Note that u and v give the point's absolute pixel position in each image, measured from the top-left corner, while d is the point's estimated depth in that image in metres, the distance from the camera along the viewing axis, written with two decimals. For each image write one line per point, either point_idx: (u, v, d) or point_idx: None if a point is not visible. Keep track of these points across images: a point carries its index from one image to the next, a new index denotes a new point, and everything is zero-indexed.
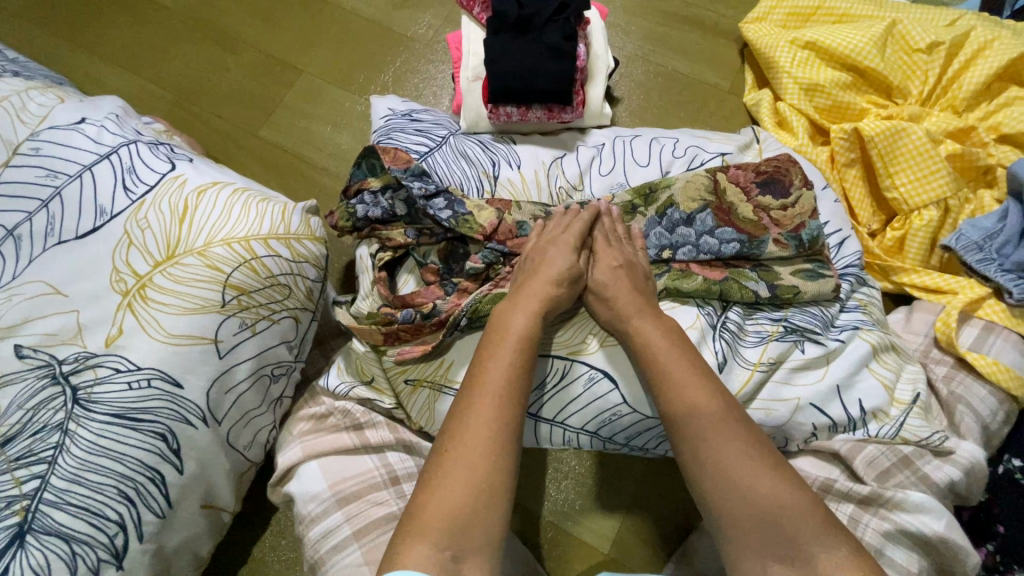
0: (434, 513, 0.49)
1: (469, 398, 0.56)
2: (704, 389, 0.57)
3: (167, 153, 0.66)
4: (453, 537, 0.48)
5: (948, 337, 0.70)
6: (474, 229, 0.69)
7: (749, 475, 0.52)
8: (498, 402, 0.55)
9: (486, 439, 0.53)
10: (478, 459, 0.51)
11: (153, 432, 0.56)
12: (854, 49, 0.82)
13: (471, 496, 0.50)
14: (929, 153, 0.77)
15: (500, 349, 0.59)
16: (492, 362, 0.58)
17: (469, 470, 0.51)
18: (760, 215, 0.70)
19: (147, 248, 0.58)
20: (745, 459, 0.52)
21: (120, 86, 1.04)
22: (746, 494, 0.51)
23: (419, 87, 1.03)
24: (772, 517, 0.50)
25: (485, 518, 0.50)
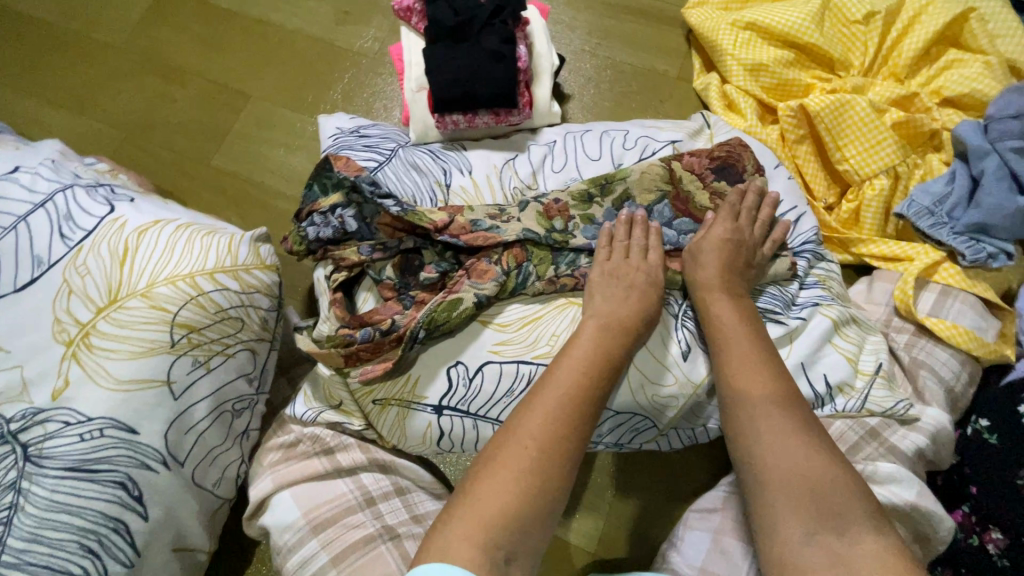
0: (493, 509, 0.49)
1: (537, 395, 0.56)
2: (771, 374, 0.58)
3: (106, 195, 0.64)
4: (508, 535, 0.48)
5: (907, 305, 0.71)
6: (423, 221, 0.69)
7: (803, 458, 0.52)
8: (565, 401, 0.56)
9: (551, 440, 0.53)
10: (545, 459, 0.52)
11: (112, 481, 0.55)
12: (793, 27, 0.83)
13: (527, 488, 0.50)
14: (874, 124, 0.78)
15: (574, 353, 0.60)
16: (565, 370, 0.58)
17: (530, 463, 0.51)
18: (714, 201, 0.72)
19: (88, 295, 0.57)
20: (800, 442, 0.53)
21: (66, 127, 1.02)
22: (799, 477, 0.51)
23: (369, 102, 1.02)
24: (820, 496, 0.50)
25: (541, 511, 0.50)
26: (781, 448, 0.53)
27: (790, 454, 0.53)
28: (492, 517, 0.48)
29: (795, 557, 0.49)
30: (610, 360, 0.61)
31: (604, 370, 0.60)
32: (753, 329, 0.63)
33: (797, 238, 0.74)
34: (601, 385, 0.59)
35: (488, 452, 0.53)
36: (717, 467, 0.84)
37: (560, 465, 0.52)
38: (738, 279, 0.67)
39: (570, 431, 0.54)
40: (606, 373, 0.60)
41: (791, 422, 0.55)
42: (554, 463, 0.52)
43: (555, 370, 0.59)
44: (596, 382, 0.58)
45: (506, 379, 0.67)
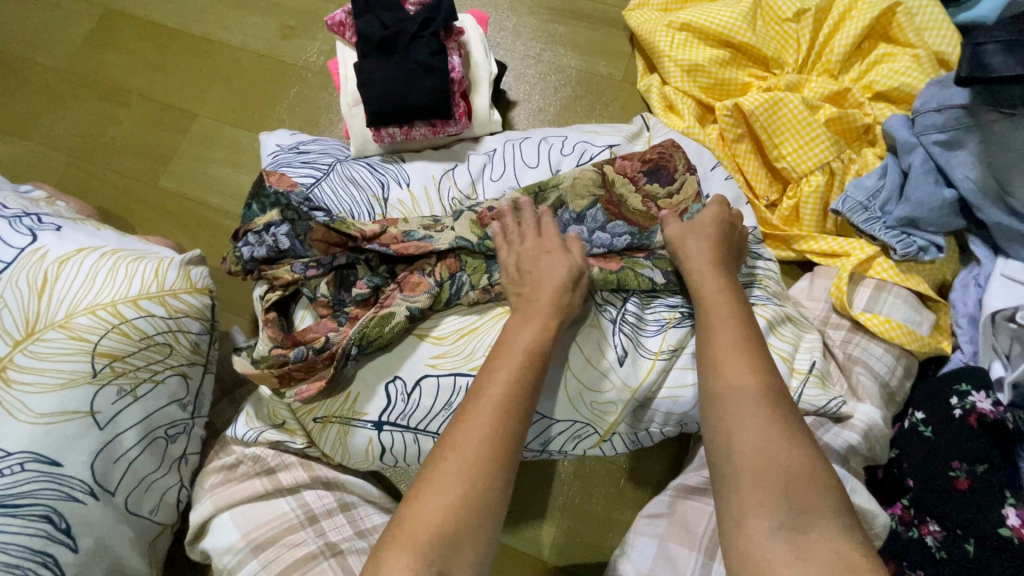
0: (424, 525, 0.49)
1: (470, 404, 0.56)
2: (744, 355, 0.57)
3: (29, 225, 0.64)
4: (440, 551, 0.48)
5: (842, 302, 0.71)
6: (349, 229, 0.69)
7: (775, 439, 0.50)
8: (496, 406, 0.55)
9: (481, 451, 0.52)
10: (477, 471, 0.51)
11: (36, 515, 0.55)
12: (726, 26, 0.83)
13: (459, 502, 0.50)
14: (807, 121, 0.78)
15: (506, 354, 0.59)
16: (498, 376, 0.57)
17: (460, 474, 0.51)
18: (647, 204, 0.72)
19: (5, 328, 0.56)
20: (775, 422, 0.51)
21: (10, 152, 1.02)
22: (776, 456, 0.49)
23: (315, 116, 1.02)
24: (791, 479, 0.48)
25: (476, 527, 0.50)
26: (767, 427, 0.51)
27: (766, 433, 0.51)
28: (423, 536, 0.48)
29: (768, 543, 0.46)
30: (540, 358, 0.60)
31: (534, 369, 0.59)
32: (735, 303, 0.62)
33: None
34: (531, 390, 0.58)
35: (426, 466, 0.53)
36: (671, 468, 0.84)
37: (494, 473, 0.52)
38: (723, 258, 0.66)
39: (503, 436, 0.54)
40: (534, 372, 0.59)
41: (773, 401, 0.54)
42: (484, 471, 0.51)
43: (491, 374, 0.58)
44: (529, 382, 0.58)
45: (443, 392, 0.67)
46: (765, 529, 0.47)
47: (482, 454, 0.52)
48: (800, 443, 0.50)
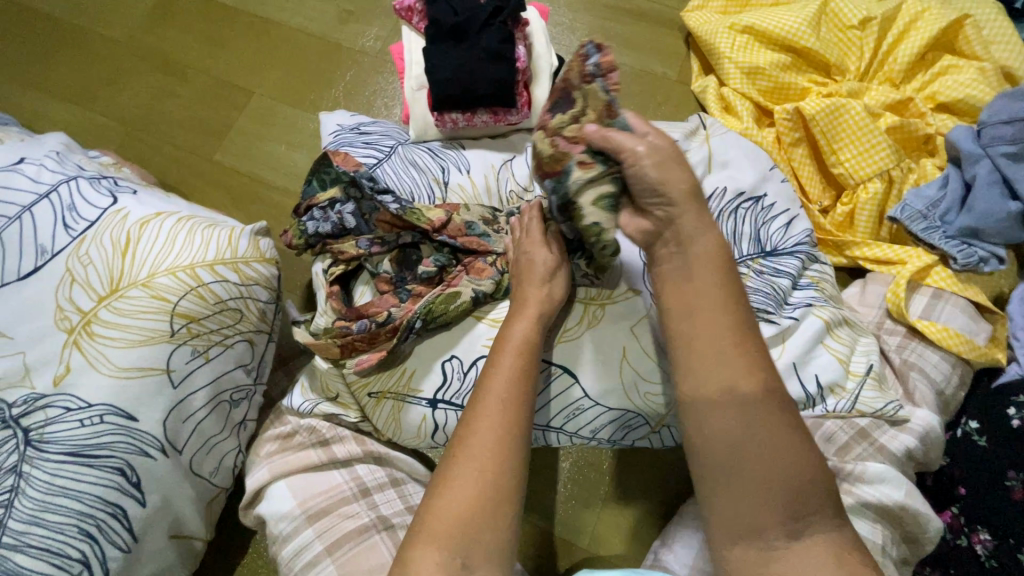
0: (443, 523, 0.51)
1: (476, 404, 0.57)
2: (743, 359, 0.52)
3: (108, 186, 0.66)
4: (463, 545, 0.50)
5: (898, 307, 0.72)
6: (422, 221, 0.69)
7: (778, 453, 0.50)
8: (501, 404, 0.56)
9: (495, 446, 0.54)
10: (492, 467, 0.53)
11: (110, 467, 0.56)
12: (790, 31, 0.84)
13: (480, 496, 0.52)
14: (869, 128, 0.78)
15: (504, 349, 0.59)
16: (499, 370, 0.58)
17: (477, 471, 0.53)
18: (554, 143, 0.57)
19: (90, 284, 0.58)
20: (784, 433, 0.50)
21: (71, 120, 1.04)
22: (782, 469, 0.49)
23: (370, 100, 1.03)
24: (797, 486, 0.49)
25: (493, 522, 0.51)
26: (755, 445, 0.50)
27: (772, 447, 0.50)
28: (444, 534, 0.50)
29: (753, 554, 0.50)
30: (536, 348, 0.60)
31: (532, 365, 0.59)
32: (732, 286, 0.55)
33: (789, 239, 0.75)
34: (532, 381, 0.58)
35: (441, 469, 0.54)
36: None
37: (506, 470, 0.53)
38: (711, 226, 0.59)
39: (512, 430, 0.55)
40: (531, 365, 0.59)
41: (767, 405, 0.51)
42: (502, 466, 0.53)
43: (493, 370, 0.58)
44: (529, 376, 0.58)
45: None
46: (758, 549, 0.50)
47: (491, 453, 0.53)
48: (806, 446, 0.51)
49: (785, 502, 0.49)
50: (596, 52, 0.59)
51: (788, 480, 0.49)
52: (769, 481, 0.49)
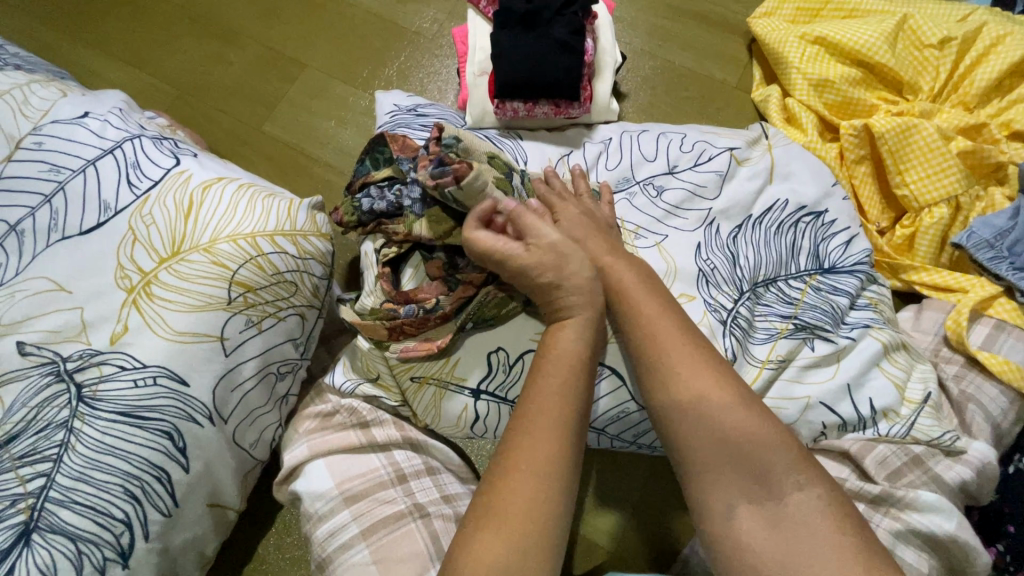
0: (488, 543, 0.46)
1: (525, 411, 0.53)
2: (676, 340, 0.55)
3: (171, 147, 0.65)
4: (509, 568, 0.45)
5: (959, 335, 0.71)
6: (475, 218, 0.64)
7: (734, 421, 0.51)
8: (559, 411, 0.52)
9: (551, 463, 0.49)
10: (543, 484, 0.48)
11: (159, 430, 0.55)
12: (864, 44, 0.82)
13: (529, 518, 0.47)
14: (940, 151, 0.77)
15: (555, 363, 0.55)
16: (551, 381, 0.54)
17: (531, 489, 0.48)
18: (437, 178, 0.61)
19: (152, 245, 0.58)
20: (720, 405, 0.51)
21: (120, 80, 1.03)
22: (719, 434, 0.50)
23: (423, 82, 1.02)
24: (741, 450, 0.50)
25: (535, 557, 0.46)
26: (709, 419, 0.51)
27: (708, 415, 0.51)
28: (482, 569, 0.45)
29: (742, 534, 0.48)
30: (589, 362, 0.56)
31: (587, 378, 0.55)
32: (649, 286, 0.59)
33: (852, 255, 0.73)
34: (588, 397, 0.54)
35: (487, 480, 0.50)
36: None
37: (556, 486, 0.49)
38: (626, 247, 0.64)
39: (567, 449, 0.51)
40: (588, 377, 0.55)
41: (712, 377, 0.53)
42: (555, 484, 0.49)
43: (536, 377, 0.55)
44: (580, 386, 0.54)
45: None
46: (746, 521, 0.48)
47: (539, 468, 0.49)
48: (745, 411, 0.51)
49: (735, 468, 0.49)
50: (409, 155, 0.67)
51: (733, 448, 0.50)
52: (721, 447, 0.50)
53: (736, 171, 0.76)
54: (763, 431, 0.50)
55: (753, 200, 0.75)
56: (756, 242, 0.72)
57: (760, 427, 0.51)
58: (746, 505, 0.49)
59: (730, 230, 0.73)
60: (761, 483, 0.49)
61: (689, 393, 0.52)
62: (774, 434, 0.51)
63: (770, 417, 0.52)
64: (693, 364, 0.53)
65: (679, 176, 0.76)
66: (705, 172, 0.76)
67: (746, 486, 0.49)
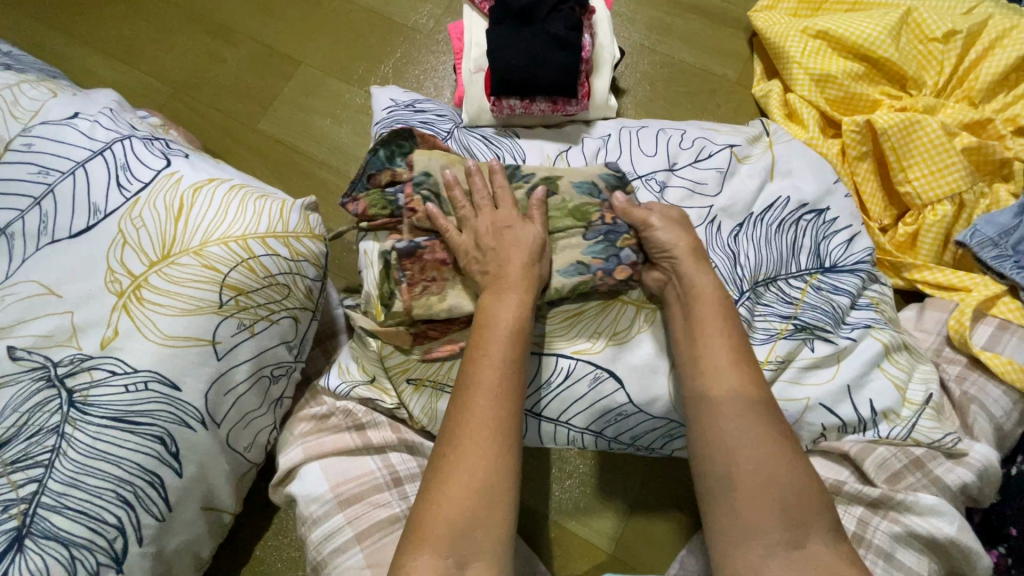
0: (442, 519, 0.49)
1: (463, 391, 0.55)
2: (733, 365, 0.56)
3: (162, 148, 0.64)
4: (455, 542, 0.48)
5: (962, 336, 0.70)
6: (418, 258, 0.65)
7: (768, 462, 0.51)
8: (493, 390, 0.54)
9: (492, 441, 0.52)
10: (484, 459, 0.51)
11: (151, 435, 0.55)
12: (866, 39, 0.81)
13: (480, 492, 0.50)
14: (943, 148, 0.76)
15: (491, 339, 0.57)
16: (486, 357, 0.56)
17: (473, 467, 0.51)
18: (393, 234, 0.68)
19: (143, 248, 0.57)
20: (759, 445, 0.52)
21: (114, 78, 1.02)
22: (749, 477, 0.51)
23: (420, 79, 1.01)
24: (777, 500, 0.50)
25: (491, 511, 0.50)
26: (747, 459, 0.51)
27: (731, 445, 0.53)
28: (441, 533, 0.48)
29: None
30: (522, 335, 0.58)
31: (520, 354, 0.57)
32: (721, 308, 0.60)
33: (852, 255, 0.72)
34: (520, 368, 0.57)
35: (435, 460, 0.53)
36: None
37: (504, 462, 0.52)
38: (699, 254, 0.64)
39: (504, 425, 0.53)
40: (521, 352, 0.58)
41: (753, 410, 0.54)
42: (497, 459, 0.51)
43: (481, 346, 0.57)
44: (523, 347, 0.58)
45: (540, 372, 0.66)
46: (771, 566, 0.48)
47: (483, 446, 0.52)
48: (780, 456, 0.51)
49: (768, 516, 0.49)
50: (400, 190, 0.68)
51: (765, 494, 0.50)
52: (752, 492, 0.50)
53: (737, 168, 0.75)
54: (792, 479, 0.50)
55: (753, 197, 0.73)
56: (758, 240, 0.71)
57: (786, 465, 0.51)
58: (780, 553, 0.48)
59: (731, 227, 0.72)
60: (796, 536, 0.49)
61: (716, 425, 0.54)
62: (809, 488, 0.51)
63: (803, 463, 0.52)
64: (744, 392, 0.54)
65: (678, 174, 0.75)
66: (705, 169, 0.74)
67: (776, 522, 0.49)
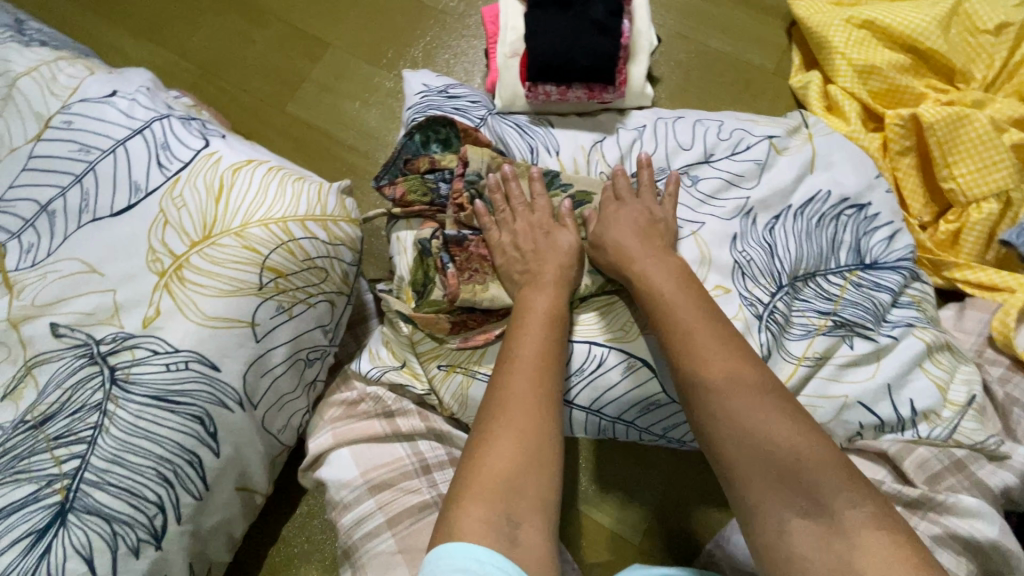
0: (483, 482, 0.48)
1: (502, 368, 0.56)
2: (717, 337, 0.55)
3: (200, 128, 0.64)
4: (506, 503, 0.47)
5: (1005, 337, 0.68)
6: (466, 250, 0.68)
7: (778, 425, 0.50)
8: (528, 366, 0.55)
9: (529, 409, 0.52)
10: (523, 427, 0.51)
11: (191, 415, 0.55)
12: (915, 29, 0.79)
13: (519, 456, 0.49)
14: (991, 143, 0.74)
15: (529, 321, 0.59)
16: (525, 337, 0.58)
17: (510, 433, 0.51)
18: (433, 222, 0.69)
19: (183, 228, 0.57)
20: (764, 409, 0.50)
21: (143, 58, 1.02)
22: (759, 442, 0.49)
23: (450, 63, 0.99)
24: (795, 463, 0.48)
25: (536, 476, 0.49)
26: (755, 425, 0.50)
27: (732, 417, 0.51)
28: (486, 489, 0.47)
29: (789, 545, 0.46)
30: (559, 320, 0.60)
31: (557, 336, 0.59)
32: (686, 290, 0.60)
33: (893, 253, 0.71)
34: (560, 349, 0.58)
35: (473, 434, 0.53)
36: None
37: (540, 430, 0.51)
38: (659, 248, 0.64)
39: (542, 395, 0.54)
40: (558, 335, 0.59)
41: (758, 376, 0.53)
42: (537, 427, 0.51)
43: (519, 328, 0.59)
44: (559, 330, 0.59)
45: (574, 358, 0.65)
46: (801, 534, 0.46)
47: (521, 415, 0.52)
48: (786, 420, 0.50)
49: (783, 483, 0.48)
50: (447, 184, 0.70)
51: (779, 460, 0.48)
52: (765, 458, 0.49)
53: (775, 161, 0.74)
54: (807, 443, 0.49)
55: (793, 190, 0.72)
56: (797, 233, 0.70)
57: (796, 431, 0.49)
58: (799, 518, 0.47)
59: (766, 220, 0.70)
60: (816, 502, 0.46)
61: (721, 395, 0.52)
62: (824, 450, 0.48)
63: (814, 427, 0.50)
64: (741, 360, 0.54)
65: (715, 165, 0.73)
66: (743, 161, 0.73)
67: (787, 496, 0.47)
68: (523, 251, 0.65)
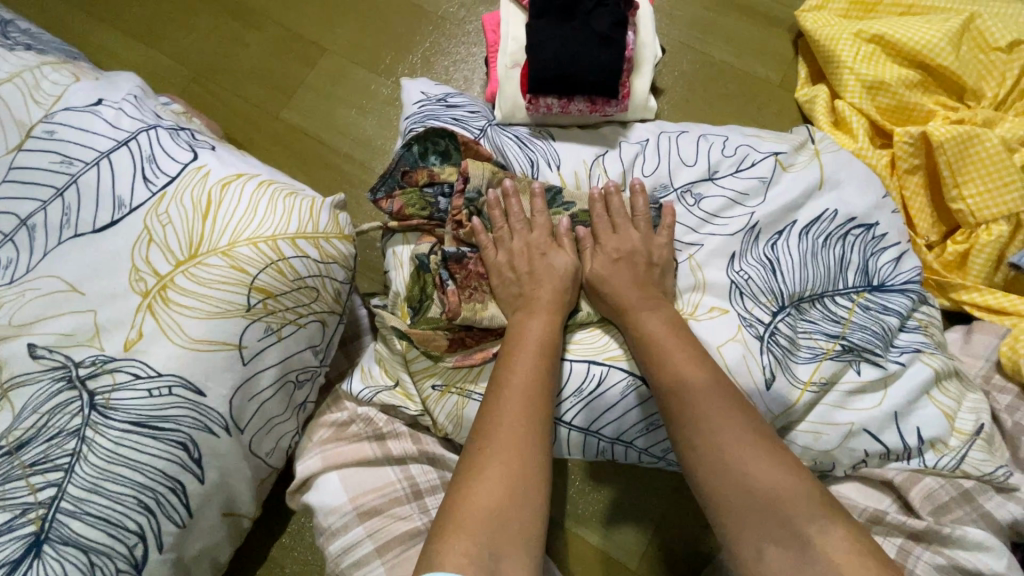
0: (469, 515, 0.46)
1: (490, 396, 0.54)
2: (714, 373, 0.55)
3: (188, 139, 0.62)
4: (490, 536, 0.45)
5: (1014, 363, 0.67)
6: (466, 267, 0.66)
7: (772, 465, 0.48)
8: (518, 395, 0.53)
9: (517, 441, 0.50)
10: (509, 459, 0.49)
11: (174, 441, 0.53)
12: (925, 45, 0.77)
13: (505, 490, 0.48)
14: (1002, 164, 0.72)
15: (521, 348, 0.57)
16: (515, 364, 0.56)
17: (497, 466, 0.49)
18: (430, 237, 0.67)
19: (168, 246, 0.55)
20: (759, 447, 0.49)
21: (135, 59, 0.99)
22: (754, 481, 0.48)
23: (449, 71, 0.97)
24: (790, 505, 0.46)
25: (522, 509, 0.47)
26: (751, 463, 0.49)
27: (726, 450, 0.50)
28: (470, 521, 0.46)
29: None
30: (551, 348, 0.59)
31: (548, 364, 0.57)
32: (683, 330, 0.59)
33: (901, 274, 0.69)
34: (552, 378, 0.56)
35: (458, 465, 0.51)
36: None
37: (527, 463, 0.50)
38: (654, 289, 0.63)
39: (530, 426, 0.52)
40: (550, 364, 0.57)
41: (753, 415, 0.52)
42: (522, 460, 0.50)
43: (510, 355, 0.57)
44: (551, 359, 0.58)
45: (573, 378, 0.63)
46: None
47: (508, 446, 0.50)
48: (782, 461, 0.49)
49: (778, 524, 0.46)
50: (446, 198, 0.67)
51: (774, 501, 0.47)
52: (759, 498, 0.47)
53: (781, 178, 0.72)
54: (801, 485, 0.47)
55: (799, 209, 0.70)
56: (805, 252, 0.68)
57: (790, 473, 0.48)
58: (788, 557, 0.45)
59: (772, 238, 0.68)
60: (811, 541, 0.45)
61: (719, 432, 0.51)
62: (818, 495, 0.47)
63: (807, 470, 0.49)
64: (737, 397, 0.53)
65: (719, 182, 0.71)
66: (748, 179, 0.71)
67: (776, 533, 0.46)
68: (521, 274, 0.64)
